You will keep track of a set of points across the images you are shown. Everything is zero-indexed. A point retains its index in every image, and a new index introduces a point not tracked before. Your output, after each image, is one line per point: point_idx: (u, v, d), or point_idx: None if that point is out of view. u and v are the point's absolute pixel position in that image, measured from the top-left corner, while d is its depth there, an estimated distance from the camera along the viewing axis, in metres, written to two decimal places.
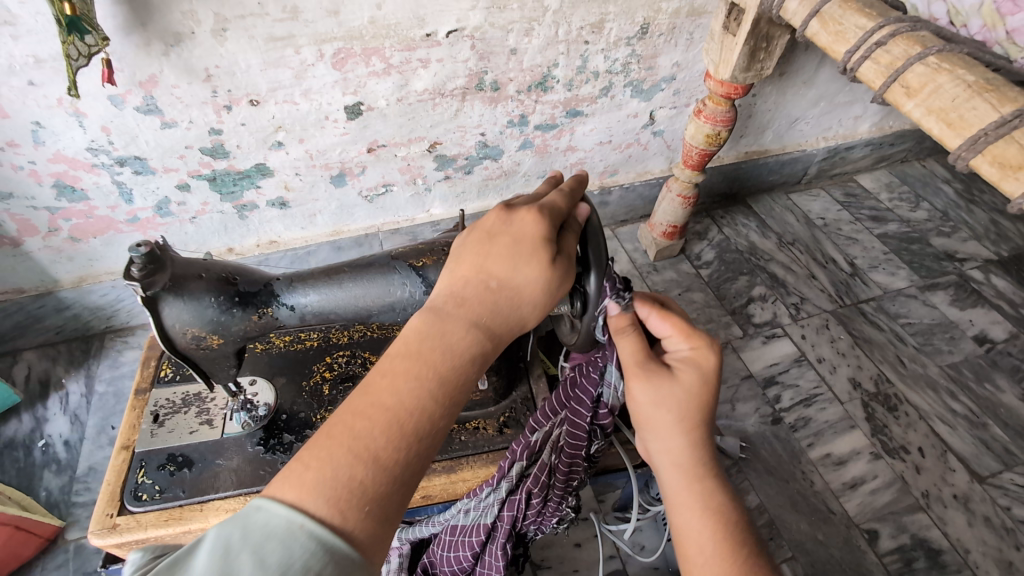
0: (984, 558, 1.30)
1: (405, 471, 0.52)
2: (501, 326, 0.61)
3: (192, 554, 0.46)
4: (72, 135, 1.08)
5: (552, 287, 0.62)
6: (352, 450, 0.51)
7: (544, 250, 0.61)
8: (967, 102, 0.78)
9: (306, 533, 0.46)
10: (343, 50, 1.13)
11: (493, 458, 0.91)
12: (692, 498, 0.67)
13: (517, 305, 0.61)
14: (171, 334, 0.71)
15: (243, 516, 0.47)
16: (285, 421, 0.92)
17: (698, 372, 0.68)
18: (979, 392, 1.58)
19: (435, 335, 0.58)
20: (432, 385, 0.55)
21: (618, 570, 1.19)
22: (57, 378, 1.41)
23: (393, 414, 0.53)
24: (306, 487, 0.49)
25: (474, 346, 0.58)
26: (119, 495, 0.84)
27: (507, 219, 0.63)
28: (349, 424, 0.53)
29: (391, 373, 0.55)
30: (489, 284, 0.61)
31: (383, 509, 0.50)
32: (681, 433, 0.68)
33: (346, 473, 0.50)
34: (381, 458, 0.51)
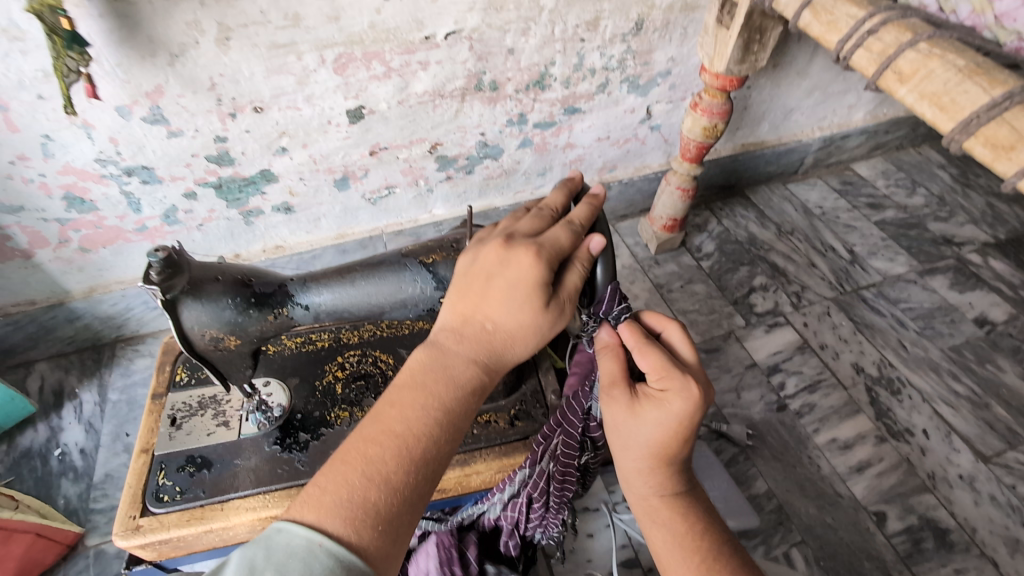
0: (991, 536, 1.32)
1: (412, 495, 0.57)
2: (500, 361, 0.64)
3: (217, 574, 0.51)
4: (81, 147, 1.10)
5: (545, 329, 0.64)
6: (364, 475, 0.55)
7: (539, 295, 0.61)
8: (959, 85, 0.80)
9: (325, 551, 0.51)
10: (344, 55, 1.15)
11: (505, 450, 0.93)
12: (649, 511, 0.73)
13: (512, 344, 0.64)
14: (190, 336, 0.72)
15: (267, 537, 0.53)
16: (300, 421, 0.93)
17: (655, 405, 0.68)
18: (980, 373, 1.60)
19: (438, 369, 0.61)
20: (437, 415, 0.59)
21: (631, 559, 1.20)
22: (71, 387, 1.43)
23: (402, 442, 0.57)
24: (326, 508, 0.53)
25: (474, 381, 0.62)
26: (141, 497, 0.86)
27: (506, 256, 0.62)
28: (361, 450, 0.57)
29: (399, 403, 0.59)
30: (485, 326, 0.63)
31: (394, 529, 0.55)
32: (637, 461, 0.71)
33: (359, 495, 0.54)
34: (391, 481, 0.56)
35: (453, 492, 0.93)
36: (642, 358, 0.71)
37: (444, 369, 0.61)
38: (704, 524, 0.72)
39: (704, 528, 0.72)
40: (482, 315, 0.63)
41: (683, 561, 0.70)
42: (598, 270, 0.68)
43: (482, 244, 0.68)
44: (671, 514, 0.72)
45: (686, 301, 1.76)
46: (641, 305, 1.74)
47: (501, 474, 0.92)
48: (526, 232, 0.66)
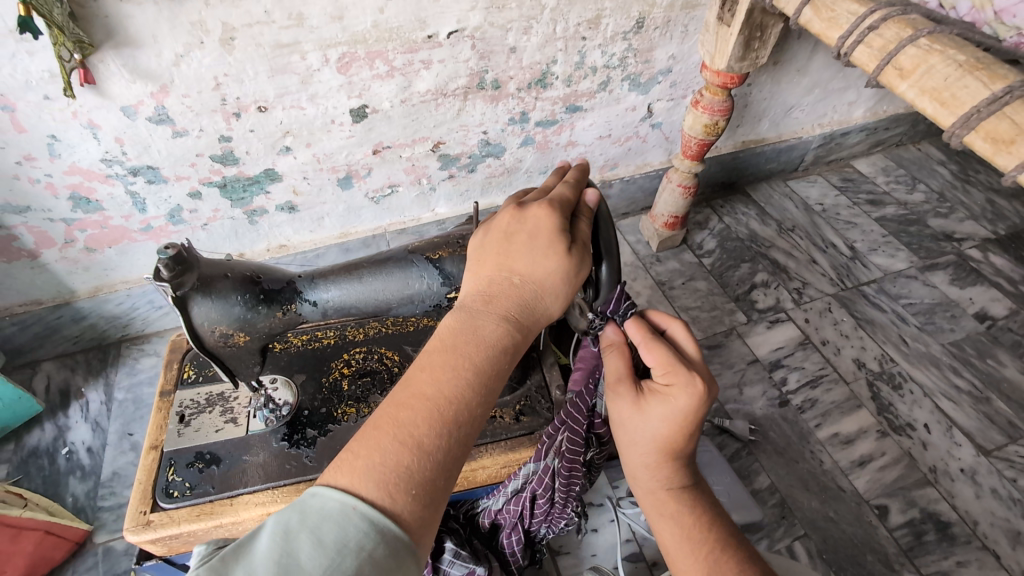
0: (993, 529, 1.32)
1: (447, 454, 0.55)
2: (529, 319, 0.63)
3: (249, 541, 0.50)
4: (87, 147, 1.11)
5: (570, 278, 0.64)
6: (397, 438, 0.54)
7: (559, 240, 0.63)
8: (959, 80, 0.81)
9: (361, 514, 0.50)
10: (347, 54, 1.16)
11: (511, 445, 0.93)
12: (656, 504, 0.74)
13: (540, 297, 0.64)
14: (200, 332, 0.73)
15: (300, 502, 0.51)
16: (308, 417, 0.94)
17: (660, 400, 0.69)
18: (981, 367, 1.61)
19: (467, 329, 0.61)
20: (469, 375, 0.58)
21: (636, 553, 1.21)
22: (77, 387, 1.44)
23: (433, 403, 0.56)
24: (358, 473, 0.52)
25: (506, 336, 0.61)
26: (150, 493, 0.87)
27: (520, 215, 0.65)
28: (392, 414, 0.56)
29: (429, 366, 0.59)
30: (513, 280, 0.64)
31: (430, 488, 0.53)
32: (643, 456, 0.72)
33: (392, 458, 0.53)
34: (425, 444, 0.54)
35: (459, 486, 0.94)
36: (649, 353, 0.72)
37: (473, 329, 0.61)
38: (712, 518, 0.73)
39: (711, 522, 0.72)
40: (508, 272, 0.64)
41: (691, 554, 0.70)
42: (604, 270, 0.73)
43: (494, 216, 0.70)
44: (679, 510, 0.73)
45: (687, 298, 1.77)
46: (643, 302, 1.75)
47: (506, 469, 0.93)
48: (535, 199, 0.69)
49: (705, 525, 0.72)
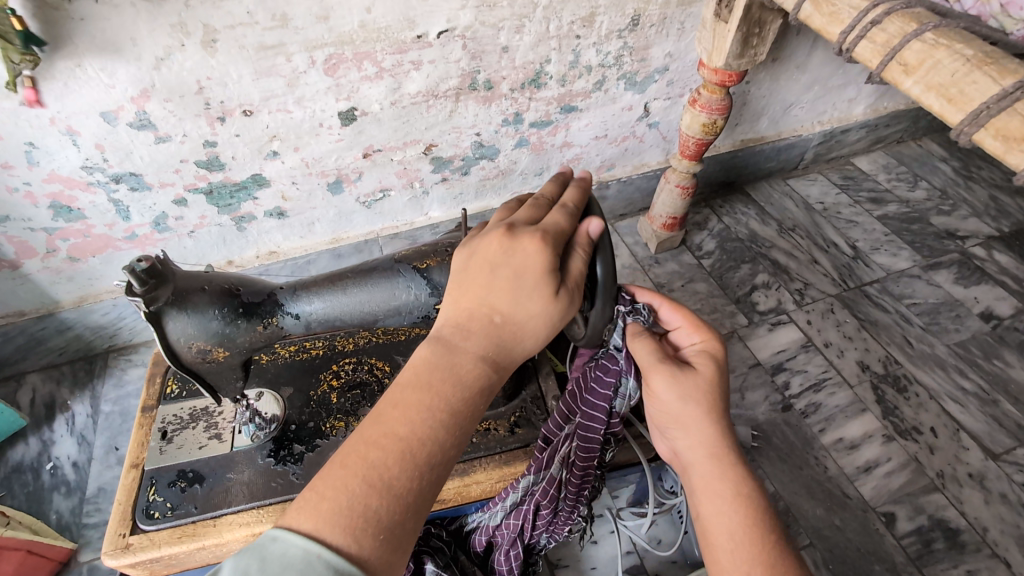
0: (1003, 535, 1.29)
1: (415, 500, 0.54)
2: (508, 356, 0.61)
3: None
4: (66, 154, 1.08)
5: (553, 320, 0.61)
6: (365, 481, 0.52)
7: (546, 283, 0.59)
8: (966, 76, 0.78)
9: (323, 563, 0.48)
10: (334, 55, 1.13)
11: (505, 459, 0.90)
12: (717, 482, 0.72)
13: (521, 337, 0.61)
14: (176, 349, 0.70)
15: (259, 546, 0.49)
16: (295, 432, 0.91)
17: (714, 363, 0.77)
18: (987, 368, 1.57)
19: (442, 366, 0.58)
20: (443, 416, 0.56)
21: (637, 566, 1.17)
22: (63, 400, 1.40)
23: (404, 445, 0.54)
24: (323, 516, 0.51)
25: (480, 379, 0.59)
26: (130, 514, 0.83)
27: (510, 244, 0.61)
28: (361, 452, 0.54)
29: (403, 404, 0.56)
30: (493, 319, 0.60)
31: (397, 537, 0.52)
32: (711, 423, 0.73)
33: (359, 501, 0.51)
34: (393, 487, 0.53)
35: (453, 501, 0.90)
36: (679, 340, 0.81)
37: (449, 366, 0.58)
38: (769, 500, 0.72)
39: (768, 505, 0.72)
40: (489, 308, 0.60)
41: (750, 525, 0.69)
42: (599, 266, 0.67)
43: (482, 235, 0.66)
44: (738, 481, 0.72)
45: (687, 300, 1.73)
46: None
47: (501, 483, 0.90)
48: (526, 220, 0.65)
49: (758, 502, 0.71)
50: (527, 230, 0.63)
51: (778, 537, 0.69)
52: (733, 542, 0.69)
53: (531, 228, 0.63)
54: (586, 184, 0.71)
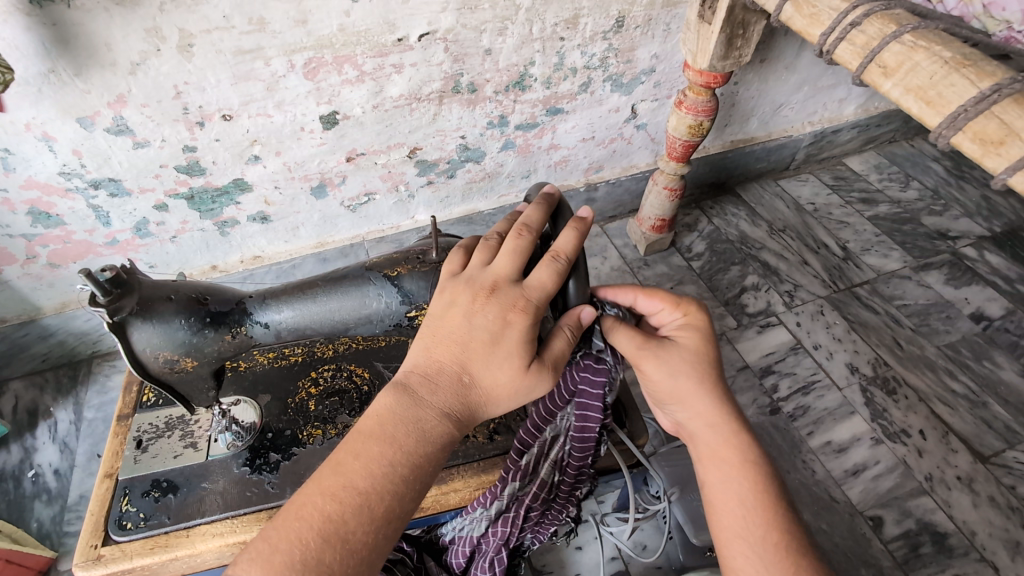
0: (991, 539, 1.28)
1: (370, 555, 0.53)
2: (472, 415, 0.61)
3: None
4: (43, 160, 1.07)
5: (524, 391, 0.62)
6: (320, 536, 0.52)
7: (520, 352, 0.60)
8: (945, 78, 0.77)
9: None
10: (314, 59, 1.12)
11: (484, 466, 0.90)
12: (723, 447, 0.72)
13: (485, 399, 0.61)
14: (143, 360, 0.69)
15: None
16: (271, 440, 0.90)
17: (697, 333, 0.75)
18: (977, 370, 1.57)
19: (407, 419, 0.58)
20: (404, 471, 0.56)
21: (621, 571, 1.17)
22: (45, 406, 1.37)
23: (363, 498, 0.54)
24: (275, 569, 0.50)
25: (444, 436, 0.59)
26: (103, 525, 0.82)
27: (490, 306, 0.61)
28: (318, 504, 0.53)
29: (364, 454, 0.56)
30: (462, 379, 0.60)
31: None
32: (707, 394, 0.73)
33: (312, 555, 0.51)
34: (349, 541, 0.52)
35: (429, 511, 0.88)
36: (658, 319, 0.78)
37: (414, 420, 0.58)
38: (773, 466, 0.72)
39: (773, 471, 0.72)
40: (461, 366, 0.61)
41: (754, 499, 0.69)
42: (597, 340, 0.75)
43: (458, 283, 0.65)
44: (744, 447, 0.72)
45: None
46: None
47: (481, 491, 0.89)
48: (510, 274, 0.63)
49: (764, 469, 0.71)
50: (512, 291, 0.62)
51: (781, 501, 0.70)
52: (740, 512, 0.69)
53: (513, 291, 0.62)
54: (585, 224, 0.66)
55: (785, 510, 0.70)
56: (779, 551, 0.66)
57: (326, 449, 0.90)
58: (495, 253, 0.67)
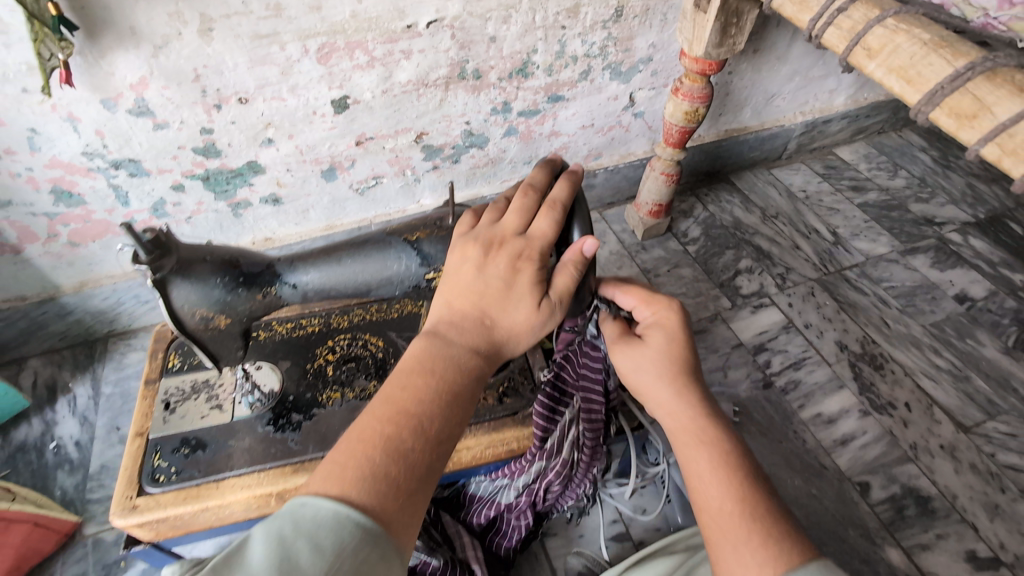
0: (971, 502, 1.34)
1: (427, 470, 0.60)
2: (499, 351, 0.69)
3: (243, 549, 0.53)
4: (67, 140, 1.11)
5: (540, 329, 0.70)
6: (383, 451, 0.58)
7: (533, 292, 0.68)
8: (924, 59, 0.83)
9: (351, 520, 0.54)
10: (327, 45, 1.17)
11: (494, 426, 0.96)
12: (686, 432, 0.72)
13: (508, 337, 0.69)
14: (180, 316, 0.74)
15: (290, 512, 0.55)
16: (293, 402, 0.96)
17: (664, 327, 0.78)
18: (960, 347, 1.63)
19: (443, 357, 0.65)
20: (446, 398, 0.63)
21: (621, 534, 1.22)
22: (64, 382, 1.42)
23: (415, 421, 0.60)
24: (348, 483, 0.56)
25: (476, 368, 0.66)
26: (137, 478, 0.87)
27: (501, 256, 0.69)
28: (376, 427, 0.60)
29: (410, 386, 0.63)
30: (484, 321, 0.68)
31: (412, 502, 0.58)
32: (666, 384, 0.74)
33: (378, 468, 0.57)
34: (408, 456, 0.59)
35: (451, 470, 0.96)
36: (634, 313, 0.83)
37: (447, 355, 0.65)
38: (741, 448, 0.71)
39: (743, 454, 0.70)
40: (483, 311, 0.68)
41: (717, 482, 0.67)
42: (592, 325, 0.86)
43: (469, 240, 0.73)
44: (707, 430, 0.71)
45: (673, 285, 1.79)
46: None
47: (491, 450, 0.95)
48: (515, 229, 0.72)
49: (731, 451, 0.70)
50: (518, 241, 0.70)
51: (749, 482, 0.67)
52: (707, 493, 0.68)
53: (520, 243, 0.70)
54: (576, 177, 0.76)
55: (757, 491, 0.67)
56: (744, 526, 0.63)
57: (345, 410, 0.95)
58: (501, 213, 0.75)
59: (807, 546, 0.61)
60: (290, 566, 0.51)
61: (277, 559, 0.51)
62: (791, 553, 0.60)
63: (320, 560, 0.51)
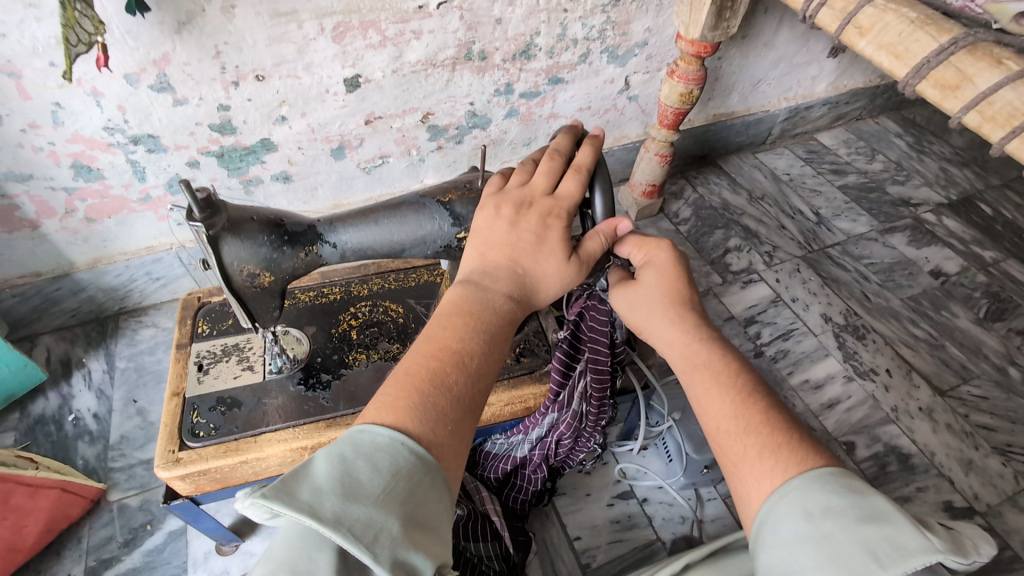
0: (948, 458, 1.44)
1: (470, 403, 0.65)
2: (529, 298, 0.75)
3: (305, 466, 0.56)
4: (90, 114, 1.14)
5: (566, 281, 0.76)
6: (432, 383, 0.63)
7: (563, 248, 0.75)
8: (911, 35, 0.90)
9: (407, 446, 0.58)
10: (342, 23, 1.21)
11: (512, 384, 1.02)
12: (689, 359, 0.77)
13: (537, 287, 0.75)
14: (229, 272, 0.78)
15: (349, 437, 0.58)
16: (321, 363, 1.01)
17: (659, 266, 0.83)
18: (936, 318, 1.74)
19: (480, 301, 0.71)
20: (484, 338, 0.69)
21: (626, 492, 1.30)
22: (78, 357, 1.44)
23: (458, 357, 0.66)
24: (403, 413, 0.61)
25: (510, 311, 0.72)
26: (177, 434, 0.92)
27: (532, 214, 0.75)
28: (422, 363, 0.65)
29: (451, 326, 0.69)
30: (516, 271, 0.74)
31: (459, 430, 0.63)
32: (665, 317, 0.80)
33: (429, 399, 0.62)
34: (454, 389, 0.64)
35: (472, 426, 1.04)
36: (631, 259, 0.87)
37: (484, 299, 0.71)
38: (743, 366, 0.76)
39: (747, 374, 0.75)
40: (514, 262, 0.74)
41: (721, 398, 0.73)
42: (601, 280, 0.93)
43: (499, 197, 0.78)
44: (708, 355, 0.77)
45: None
46: None
47: (509, 406, 1.02)
48: (544, 189, 0.77)
49: (733, 371, 0.75)
50: (547, 201, 0.76)
51: (753, 394, 0.73)
52: (714, 411, 0.73)
53: (549, 202, 0.76)
54: (599, 142, 0.81)
55: (763, 401, 0.72)
56: (752, 432, 0.68)
57: (372, 370, 1.01)
58: (530, 174, 0.81)
59: (818, 448, 0.66)
60: (352, 482, 0.54)
61: (340, 474, 0.55)
62: (804, 457, 0.64)
63: (379, 480, 0.55)
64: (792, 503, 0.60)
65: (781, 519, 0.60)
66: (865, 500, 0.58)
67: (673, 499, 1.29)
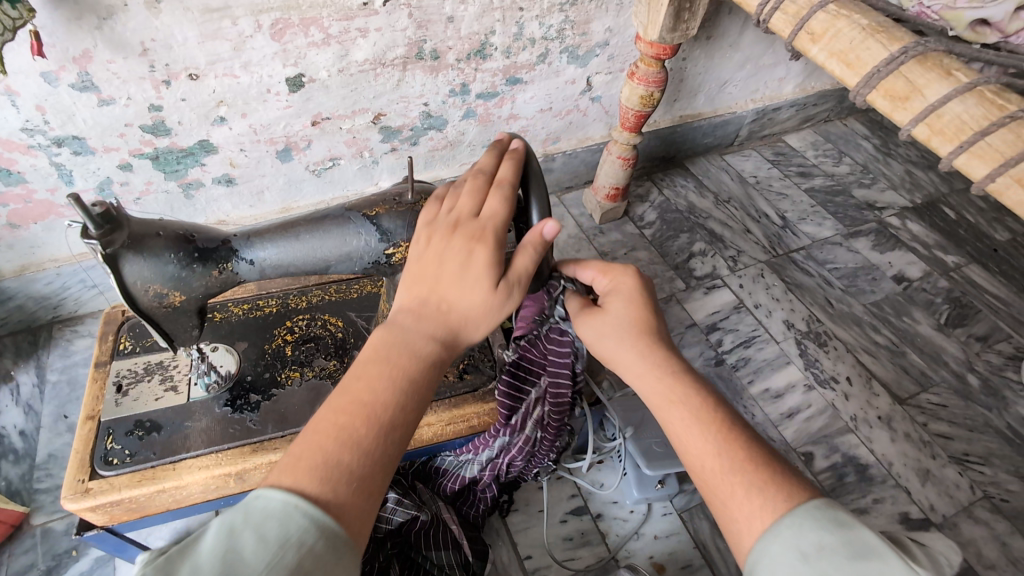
0: (905, 468, 1.43)
1: (381, 456, 0.60)
2: (457, 338, 0.69)
3: (195, 539, 0.53)
4: (5, 115, 1.06)
5: (496, 310, 0.69)
6: (337, 440, 0.59)
7: (489, 275, 0.67)
8: (863, 43, 0.87)
9: (301, 511, 0.53)
10: (281, 20, 1.15)
11: (453, 403, 0.97)
12: (664, 392, 0.72)
13: (464, 324, 0.68)
14: (133, 293, 0.72)
15: (244, 504, 0.55)
16: (251, 383, 0.95)
17: (624, 293, 0.79)
18: (898, 325, 1.73)
19: (400, 347, 0.66)
20: (401, 386, 0.64)
21: (579, 507, 1.26)
22: (5, 370, 1.37)
23: (370, 410, 0.61)
24: (302, 475, 0.56)
25: (434, 356, 0.66)
26: (88, 462, 0.86)
27: (454, 240, 0.69)
28: (332, 418, 0.61)
29: (366, 375, 0.64)
30: (441, 307, 0.67)
31: (366, 489, 0.58)
32: (635, 346, 0.75)
33: (331, 458, 0.58)
34: (362, 444, 0.59)
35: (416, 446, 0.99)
36: (596, 286, 0.84)
37: (405, 343, 0.66)
38: (717, 397, 0.73)
39: (722, 406, 0.72)
40: (439, 297, 0.68)
41: (700, 434, 0.69)
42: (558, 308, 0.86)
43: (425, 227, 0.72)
44: (683, 389, 0.72)
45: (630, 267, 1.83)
46: None
47: (452, 425, 0.97)
48: (469, 212, 0.71)
49: (709, 403, 0.71)
50: (471, 224, 0.70)
51: (731, 427, 0.69)
52: (694, 448, 0.69)
53: (473, 225, 0.69)
54: (520, 149, 0.78)
55: (740, 434, 0.69)
56: (736, 469, 0.65)
57: (304, 389, 0.95)
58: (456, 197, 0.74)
59: (800, 482, 0.64)
60: (233, 558, 0.50)
61: (223, 549, 0.50)
62: (789, 492, 0.62)
63: (264, 553, 0.50)
64: (786, 542, 0.57)
65: (778, 558, 0.57)
66: (855, 532, 0.56)
67: (627, 514, 1.26)
